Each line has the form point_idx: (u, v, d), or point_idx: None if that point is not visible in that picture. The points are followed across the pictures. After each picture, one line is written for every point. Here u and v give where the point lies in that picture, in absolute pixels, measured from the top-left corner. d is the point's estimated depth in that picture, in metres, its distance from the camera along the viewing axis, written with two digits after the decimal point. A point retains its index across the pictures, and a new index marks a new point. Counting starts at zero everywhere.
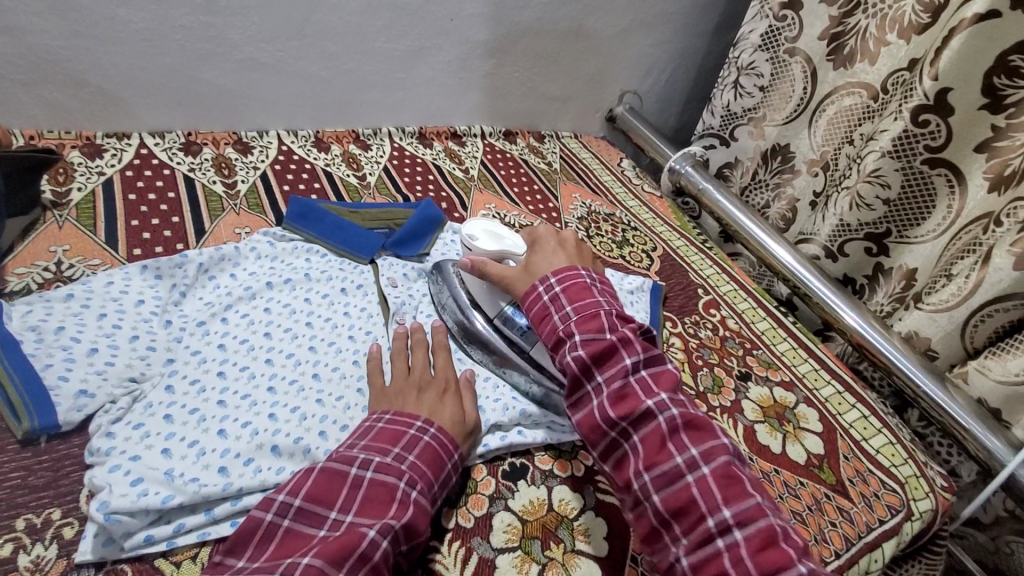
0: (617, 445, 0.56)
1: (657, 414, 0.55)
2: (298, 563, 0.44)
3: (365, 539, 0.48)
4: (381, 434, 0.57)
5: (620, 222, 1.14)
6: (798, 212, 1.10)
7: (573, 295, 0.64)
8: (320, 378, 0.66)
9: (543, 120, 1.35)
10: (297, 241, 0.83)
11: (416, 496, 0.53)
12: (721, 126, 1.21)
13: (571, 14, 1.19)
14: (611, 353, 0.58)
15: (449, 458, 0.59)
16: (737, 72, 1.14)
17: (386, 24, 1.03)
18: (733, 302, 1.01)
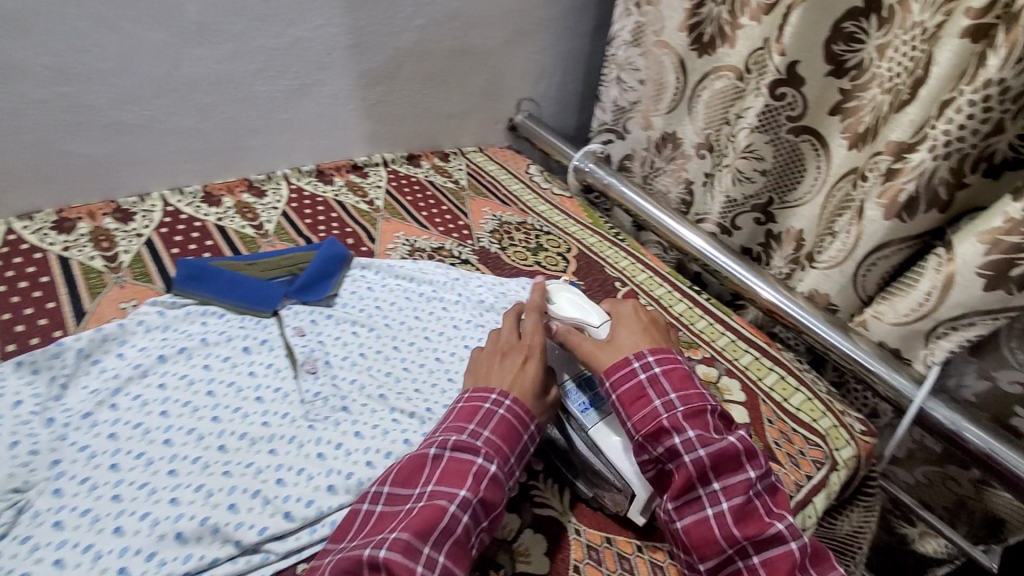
0: (732, 560, 0.57)
1: (788, 539, 0.57)
2: (389, 537, 0.51)
3: (447, 515, 0.54)
4: (463, 412, 0.62)
5: (533, 229, 1.15)
6: (694, 192, 1.16)
7: (674, 381, 0.65)
8: (227, 450, 0.63)
9: (444, 139, 1.34)
10: (191, 304, 0.79)
11: (494, 471, 0.58)
12: (614, 121, 1.26)
13: (453, 33, 1.19)
14: (736, 463, 0.60)
15: (529, 428, 0.63)
16: (617, 69, 1.19)
17: (260, 67, 1.00)
18: (650, 290, 1.04)
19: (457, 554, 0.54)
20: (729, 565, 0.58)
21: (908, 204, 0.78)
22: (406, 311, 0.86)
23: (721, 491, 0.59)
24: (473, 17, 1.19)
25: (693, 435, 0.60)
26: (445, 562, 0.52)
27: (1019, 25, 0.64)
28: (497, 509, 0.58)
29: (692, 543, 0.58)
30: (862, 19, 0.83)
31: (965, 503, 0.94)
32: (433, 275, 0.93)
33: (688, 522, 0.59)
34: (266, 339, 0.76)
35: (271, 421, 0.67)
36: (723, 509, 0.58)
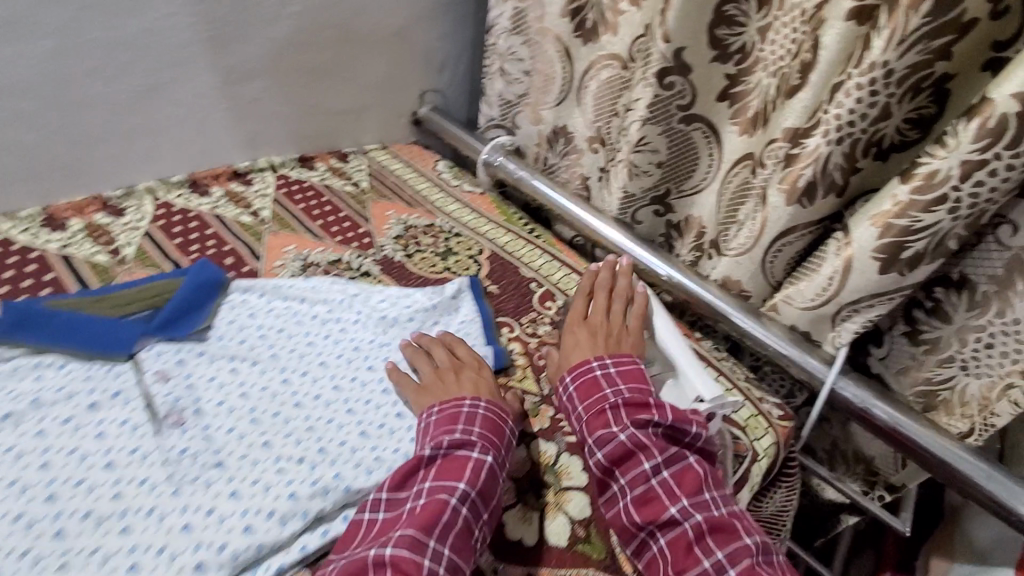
0: (647, 545, 0.64)
1: (681, 520, 0.63)
2: (395, 536, 0.54)
3: (448, 507, 0.56)
4: (442, 421, 0.64)
5: (441, 231, 1.07)
6: (591, 188, 1.12)
7: (584, 393, 0.74)
8: (64, 535, 0.53)
9: (341, 138, 1.23)
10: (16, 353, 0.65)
11: (491, 464, 0.61)
12: (502, 116, 1.23)
13: (336, 22, 1.07)
14: (642, 452, 0.66)
15: (505, 421, 0.66)
16: (499, 60, 1.15)
17: (98, 65, 0.85)
18: (569, 288, 1.00)
19: (465, 545, 0.55)
20: (646, 551, 0.64)
21: (807, 189, 0.77)
22: (297, 337, 0.76)
23: (628, 484, 0.66)
24: (356, 3, 1.08)
25: (593, 440, 0.69)
26: (449, 555, 0.54)
27: (902, 7, 0.63)
28: (495, 500, 0.60)
29: (616, 532, 0.66)
30: (742, 1, 0.81)
31: (838, 444, 0.96)
32: (327, 294, 0.82)
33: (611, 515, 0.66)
34: (120, 390, 0.65)
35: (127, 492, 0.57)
36: (628, 498, 0.65)
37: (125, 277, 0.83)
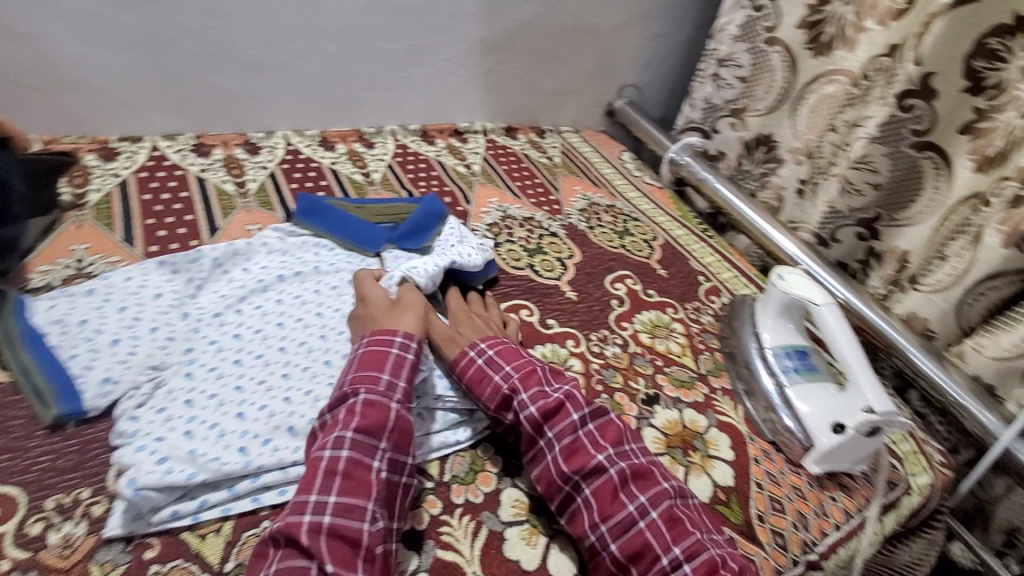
0: (571, 499, 0.60)
1: (607, 467, 0.60)
2: (307, 501, 0.51)
3: (321, 459, 0.54)
4: (365, 360, 0.61)
5: (620, 213, 1.15)
6: (784, 201, 1.13)
7: (505, 355, 0.68)
8: (331, 364, 0.68)
9: (543, 116, 1.36)
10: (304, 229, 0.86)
11: (364, 399, 0.58)
12: (703, 119, 1.26)
13: (570, 11, 1.20)
14: (559, 409, 0.63)
15: (468, 356, 0.69)
16: (716, 64, 1.19)
17: (387, 25, 1.03)
18: (734, 289, 1.03)
19: (357, 484, 0.53)
20: (569, 504, 0.60)
21: None
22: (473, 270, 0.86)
23: (555, 438, 0.62)
24: None
25: (523, 394, 0.64)
26: (336, 502, 0.52)
27: None
28: (388, 424, 0.57)
29: (540, 488, 0.62)
30: (1008, 36, 0.78)
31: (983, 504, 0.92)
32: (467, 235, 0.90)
33: (537, 473, 0.62)
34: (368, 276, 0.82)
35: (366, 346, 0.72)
36: (555, 451, 0.61)
37: (375, 195, 1.01)
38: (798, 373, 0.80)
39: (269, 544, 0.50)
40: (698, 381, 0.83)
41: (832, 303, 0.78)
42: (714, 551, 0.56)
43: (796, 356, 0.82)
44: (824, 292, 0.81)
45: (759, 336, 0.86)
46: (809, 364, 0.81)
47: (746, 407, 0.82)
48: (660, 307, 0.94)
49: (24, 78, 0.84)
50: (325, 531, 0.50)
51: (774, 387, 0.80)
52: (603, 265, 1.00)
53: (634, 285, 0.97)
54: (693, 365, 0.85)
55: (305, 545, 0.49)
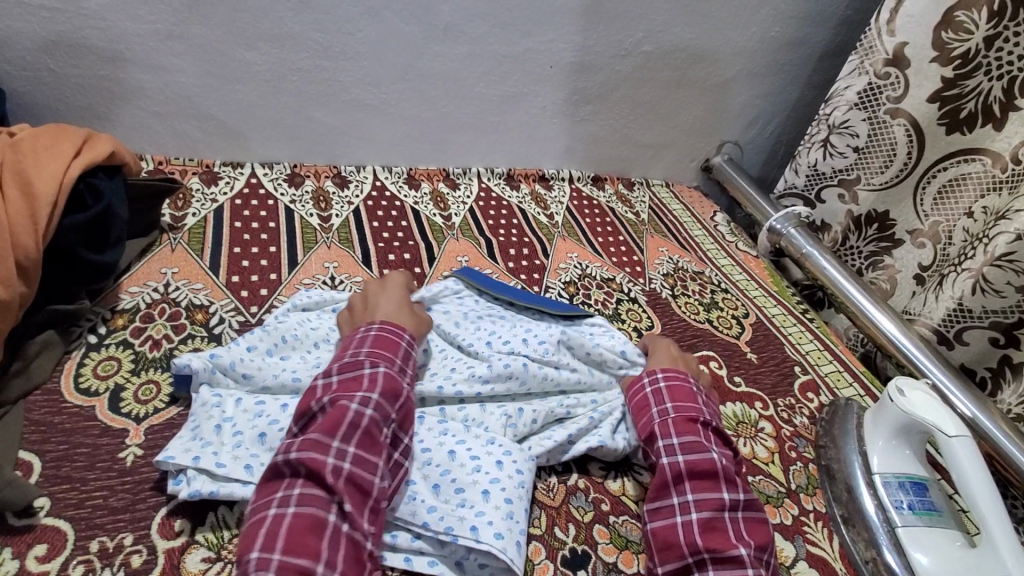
0: (688, 572, 0.55)
1: (746, 564, 0.53)
2: (343, 461, 0.52)
3: (350, 410, 0.54)
4: (379, 343, 0.62)
5: (709, 282, 1.06)
6: (898, 287, 1.09)
7: (641, 407, 0.68)
8: (480, 470, 0.60)
9: (634, 168, 1.29)
10: (466, 295, 0.82)
11: (386, 372, 0.59)
12: (807, 186, 1.18)
13: (676, 65, 1.13)
14: (710, 478, 0.60)
15: (641, 382, 0.70)
16: (828, 130, 1.12)
17: (486, 71, 1.01)
18: (836, 387, 0.91)
19: (374, 445, 0.55)
20: None
21: None
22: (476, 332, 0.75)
23: (693, 503, 0.58)
24: (704, 50, 1.13)
25: (676, 441, 0.63)
26: (357, 453, 0.53)
27: None
28: (406, 410, 0.60)
29: (655, 545, 0.58)
30: None
31: None
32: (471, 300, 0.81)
33: (657, 528, 0.59)
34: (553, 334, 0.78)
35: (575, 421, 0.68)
36: (691, 521, 0.57)
37: (453, 241, 0.99)
38: (914, 512, 0.68)
39: (286, 468, 0.51)
40: (787, 499, 0.72)
41: (967, 436, 0.65)
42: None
43: (913, 490, 0.70)
44: (956, 418, 0.68)
45: (867, 458, 0.75)
46: (928, 503, 0.70)
47: (843, 538, 0.69)
48: (746, 400, 0.84)
49: (150, 104, 0.89)
50: (346, 477, 0.52)
51: (881, 522, 0.69)
52: (683, 341, 0.91)
53: (719, 370, 0.88)
54: (782, 478, 0.74)
55: (331, 483, 0.50)
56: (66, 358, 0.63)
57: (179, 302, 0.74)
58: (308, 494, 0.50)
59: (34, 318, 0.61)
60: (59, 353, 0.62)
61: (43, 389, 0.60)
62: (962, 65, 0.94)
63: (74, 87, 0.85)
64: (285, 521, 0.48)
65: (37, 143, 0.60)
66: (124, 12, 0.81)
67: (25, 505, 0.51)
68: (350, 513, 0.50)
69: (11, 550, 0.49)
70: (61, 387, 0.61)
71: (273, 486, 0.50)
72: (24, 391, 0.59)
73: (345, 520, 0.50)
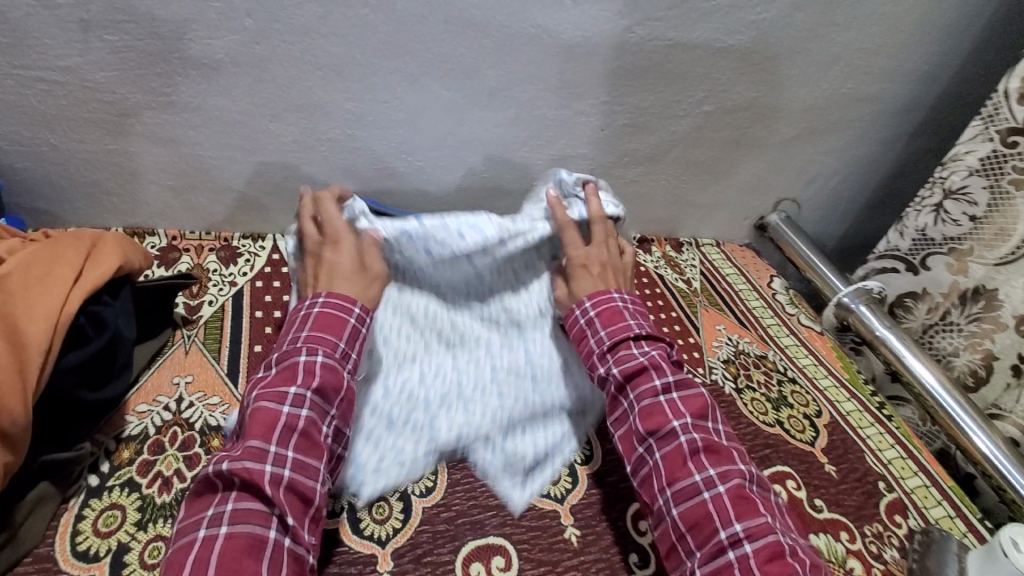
0: (644, 461, 0.65)
1: (680, 435, 0.64)
2: (283, 456, 0.55)
3: (282, 413, 0.57)
4: (320, 322, 0.65)
5: (774, 369, 0.96)
6: (994, 375, 1.00)
7: (581, 334, 0.76)
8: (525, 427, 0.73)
9: (683, 227, 1.19)
10: (382, 219, 0.76)
11: (323, 362, 0.62)
12: (910, 250, 1.07)
13: (738, 124, 1.03)
14: (643, 373, 0.69)
15: (575, 314, 0.77)
16: (942, 194, 1.00)
17: (532, 135, 0.92)
18: (925, 507, 0.81)
19: (312, 446, 0.58)
20: (644, 466, 0.65)
21: None
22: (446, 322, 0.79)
23: (635, 400, 0.67)
24: (770, 108, 1.02)
25: (611, 360, 0.71)
26: (296, 457, 0.56)
27: None
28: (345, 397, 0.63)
29: (622, 446, 0.68)
30: None
31: None
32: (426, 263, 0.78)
33: (620, 433, 0.69)
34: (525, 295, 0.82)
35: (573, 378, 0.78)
36: (634, 411, 0.67)
37: None
38: None
39: (220, 481, 0.53)
40: None
41: None
42: (782, 538, 0.57)
43: None
44: None
45: None
46: None
47: None
48: (830, 530, 0.74)
49: (164, 178, 0.81)
50: (286, 484, 0.54)
51: None
52: (754, 453, 0.80)
53: (797, 490, 0.77)
54: None
55: (269, 494, 0.53)
56: (63, 509, 0.55)
57: (193, 423, 0.65)
58: (241, 510, 0.52)
59: (25, 475, 0.52)
60: (53, 507, 0.54)
61: (33, 557, 0.51)
62: None
63: (80, 165, 0.76)
64: (216, 546, 0.49)
65: (31, 275, 0.51)
66: (134, 84, 0.71)
67: None
68: (291, 528, 0.53)
69: None
70: (54, 553, 0.52)
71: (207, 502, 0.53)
72: (12, 563, 0.50)
73: (286, 534, 0.53)
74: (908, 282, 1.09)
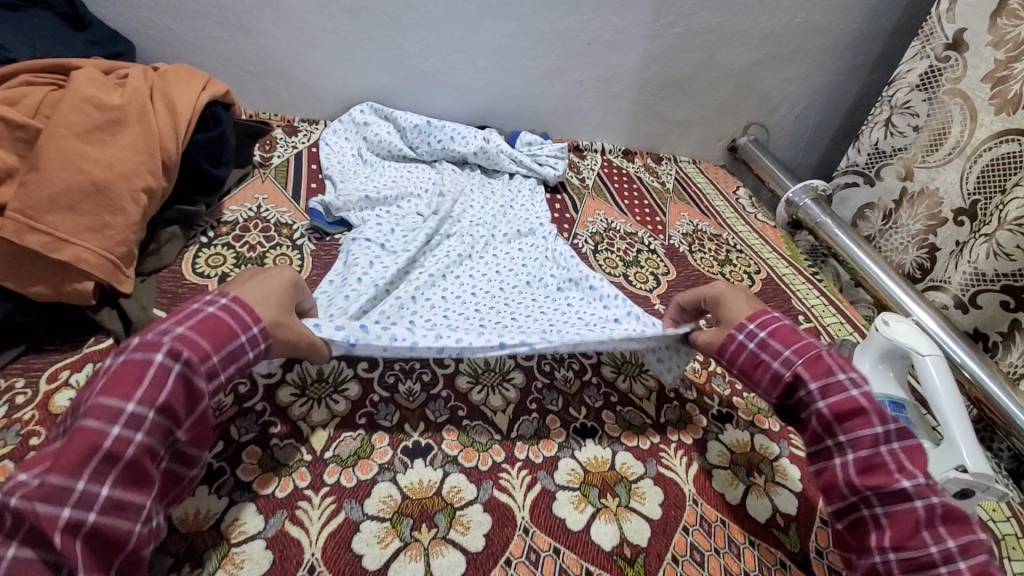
0: (856, 509, 0.57)
1: (915, 497, 0.53)
2: (97, 495, 0.42)
3: (111, 435, 0.43)
4: (201, 329, 0.50)
5: (726, 243, 1.15)
6: (936, 260, 1.16)
7: (752, 364, 0.65)
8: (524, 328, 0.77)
9: (662, 144, 1.40)
10: (376, 110, 1.14)
11: (184, 374, 0.48)
12: (868, 164, 1.28)
13: (704, 47, 1.24)
14: (859, 414, 0.58)
15: (738, 339, 0.65)
16: (890, 110, 1.22)
17: (531, 46, 1.15)
18: (835, 334, 0.99)
19: (143, 481, 0.45)
20: (854, 513, 0.57)
21: None
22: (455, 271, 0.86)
23: (848, 443, 0.58)
24: (731, 34, 1.23)
25: (813, 386, 0.60)
26: (114, 495, 0.43)
27: None
28: (200, 412, 0.50)
29: (820, 486, 0.60)
30: None
31: None
32: (438, 140, 1.11)
33: (819, 470, 0.61)
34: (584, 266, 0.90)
35: (534, 354, 0.73)
36: (848, 459, 0.58)
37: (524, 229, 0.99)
38: None
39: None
40: None
41: (940, 355, 0.75)
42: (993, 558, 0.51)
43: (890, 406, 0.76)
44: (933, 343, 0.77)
45: None
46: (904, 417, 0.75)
47: None
48: None
49: (247, 65, 1.07)
50: (87, 534, 0.41)
51: None
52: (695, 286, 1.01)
53: None
54: None
55: (59, 547, 0.39)
56: (185, 250, 0.79)
57: (270, 220, 0.90)
58: (14, 567, 0.38)
59: (164, 216, 0.77)
60: (181, 245, 0.78)
61: (169, 269, 0.76)
62: (1012, 48, 1.01)
63: (190, 48, 1.03)
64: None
65: (176, 76, 0.77)
66: None
67: None
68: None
69: None
70: (181, 270, 0.77)
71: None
72: (156, 268, 0.74)
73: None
74: (869, 195, 1.28)
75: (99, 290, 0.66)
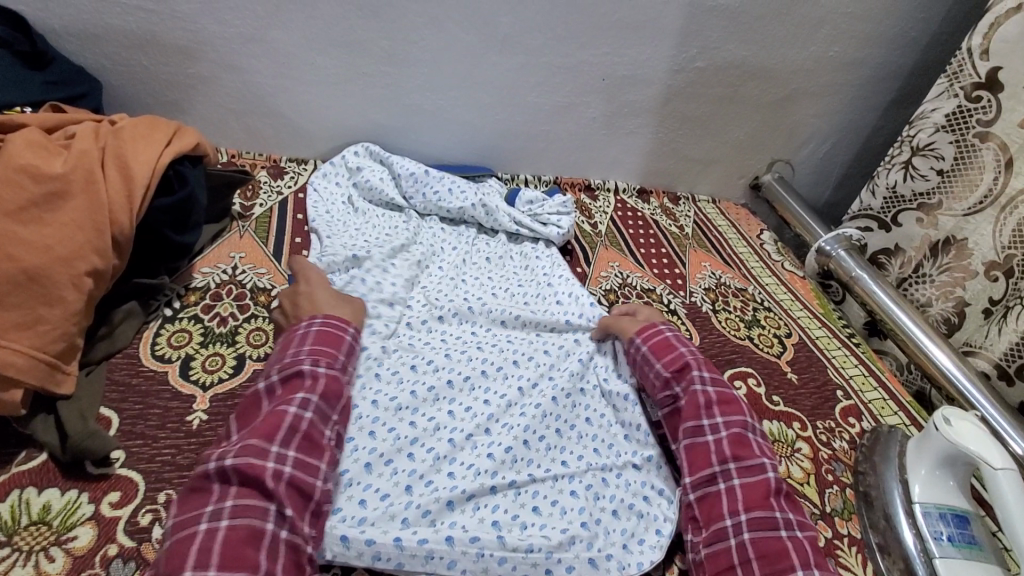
0: (715, 481, 0.65)
1: (767, 470, 0.64)
2: (287, 455, 0.55)
3: (288, 414, 0.58)
4: (323, 339, 0.66)
5: (752, 299, 1.05)
6: (967, 318, 1.05)
7: (660, 351, 0.76)
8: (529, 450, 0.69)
9: (680, 182, 1.29)
10: (370, 150, 1.04)
11: (327, 372, 0.63)
12: (883, 208, 1.16)
13: (729, 81, 1.14)
14: (734, 404, 0.71)
15: (661, 331, 0.79)
16: (910, 151, 1.10)
17: (540, 81, 1.05)
18: (880, 414, 0.88)
19: (314, 447, 0.58)
20: (711, 486, 0.65)
21: None
22: (460, 361, 0.77)
23: (722, 424, 0.68)
24: (758, 67, 1.13)
25: (705, 375, 0.73)
26: (298, 456, 0.56)
27: None
28: (343, 399, 0.64)
29: (687, 459, 0.68)
30: None
31: None
32: (437, 185, 1.00)
33: (688, 446, 0.68)
34: (608, 378, 0.79)
35: (540, 491, 0.65)
36: (721, 434, 0.67)
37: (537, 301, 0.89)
38: (954, 545, 0.67)
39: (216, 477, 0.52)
40: (821, 521, 0.71)
41: (1015, 469, 0.64)
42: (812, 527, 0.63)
43: (953, 522, 0.68)
44: (1004, 451, 0.66)
45: (908, 485, 0.72)
46: (968, 536, 0.68)
47: (879, 566, 0.68)
48: (785, 418, 0.83)
49: (228, 102, 0.97)
50: (288, 480, 0.54)
51: (919, 552, 0.67)
52: (721, 356, 0.91)
53: (757, 387, 0.87)
54: (817, 500, 0.73)
55: (270, 487, 0.53)
56: (145, 327, 0.70)
57: (245, 284, 0.80)
58: (240, 506, 0.51)
59: (120, 291, 0.68)
60: (139, 322, 0.69)
61: (123, 353, 0.66)
62: None
63: (164, 85, 0.93)
64: (219, 534, 0.49)
65: (134, 132, 0.67)
66: (213, 16, 0.88)
67: (103, 455, 0.56)
68: (290, 519, 0.53)
69: (89, 494, 0.55)
70: (139, 353, 0.67)
71: (202, 502, 0.51)
72: (108, 354, 0.65)
73: (284, 526, 0.52)
74: (885, 239, 1.17)
75: (32, 394, 0.56)
